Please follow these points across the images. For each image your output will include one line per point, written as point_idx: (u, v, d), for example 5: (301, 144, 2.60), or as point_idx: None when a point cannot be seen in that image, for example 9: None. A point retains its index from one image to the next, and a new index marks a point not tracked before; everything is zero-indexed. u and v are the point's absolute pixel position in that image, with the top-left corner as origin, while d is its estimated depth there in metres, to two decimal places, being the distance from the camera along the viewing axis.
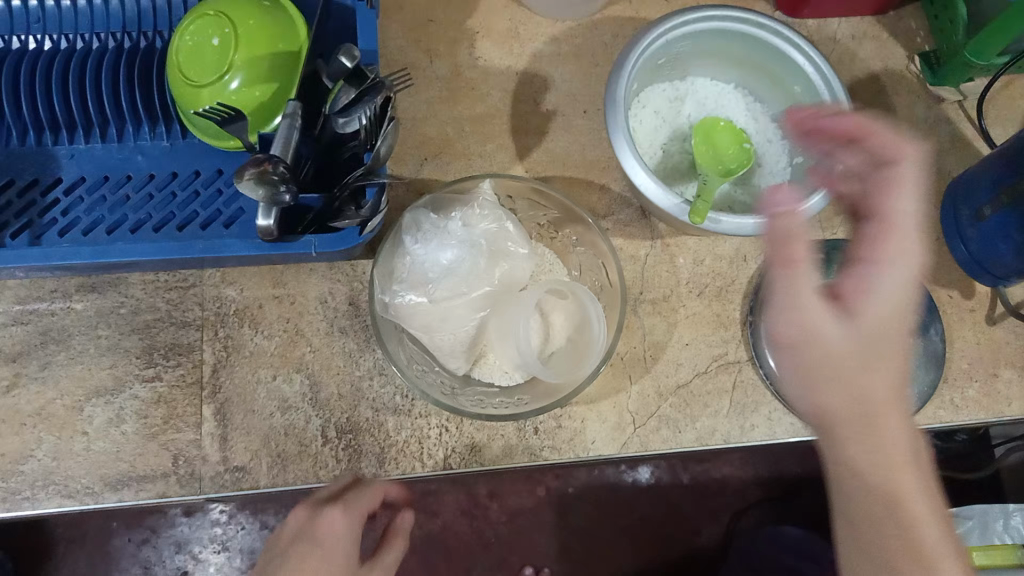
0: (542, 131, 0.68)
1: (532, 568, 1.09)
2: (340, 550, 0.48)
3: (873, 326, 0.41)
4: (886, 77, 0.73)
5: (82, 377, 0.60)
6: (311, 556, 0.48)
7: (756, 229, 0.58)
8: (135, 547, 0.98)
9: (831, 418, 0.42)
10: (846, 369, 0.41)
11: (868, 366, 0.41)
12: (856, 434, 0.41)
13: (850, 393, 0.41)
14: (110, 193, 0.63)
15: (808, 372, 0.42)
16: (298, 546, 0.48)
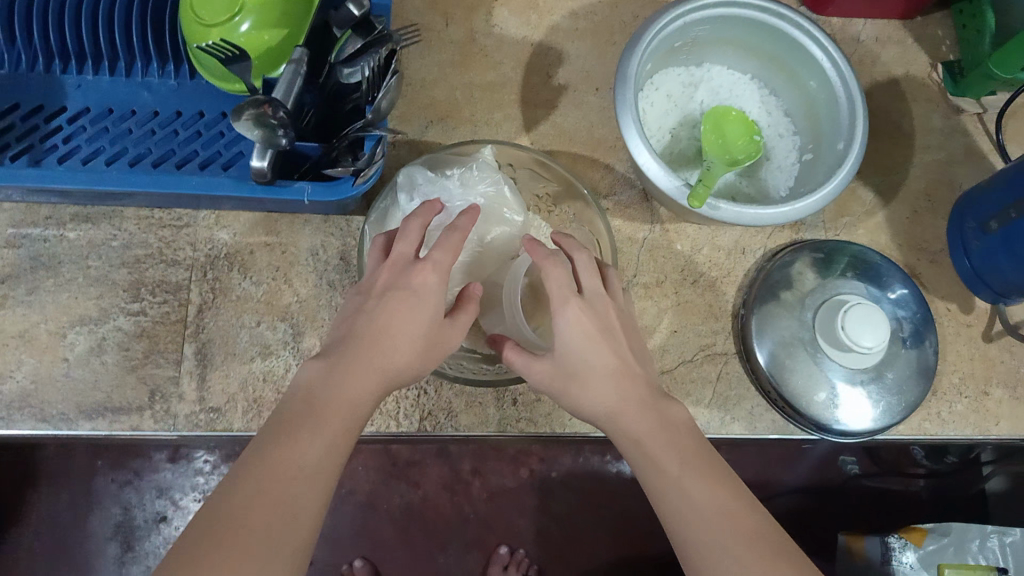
0: (552, 104, 0.68)
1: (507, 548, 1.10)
2: (432, 302, 0.47)
3: (569, 357, 0.48)
4: (907, 82, 0.72)
5: (68, 305, 0.60)
6: (404, 304, 0.46)
7: (755, 220, 0.57)
8: (115, 489, 0.90)
9: (630, 412, 0.47)
10: (606, 375, 0.48)
11: (568, 375, 0.48)
12: (654, 427, 0.47)
13: (627, 392, 0.48)
14: (113, 126, 0.62)
15: (570, 376, 0.48)
16: (392, 292, 0.47)
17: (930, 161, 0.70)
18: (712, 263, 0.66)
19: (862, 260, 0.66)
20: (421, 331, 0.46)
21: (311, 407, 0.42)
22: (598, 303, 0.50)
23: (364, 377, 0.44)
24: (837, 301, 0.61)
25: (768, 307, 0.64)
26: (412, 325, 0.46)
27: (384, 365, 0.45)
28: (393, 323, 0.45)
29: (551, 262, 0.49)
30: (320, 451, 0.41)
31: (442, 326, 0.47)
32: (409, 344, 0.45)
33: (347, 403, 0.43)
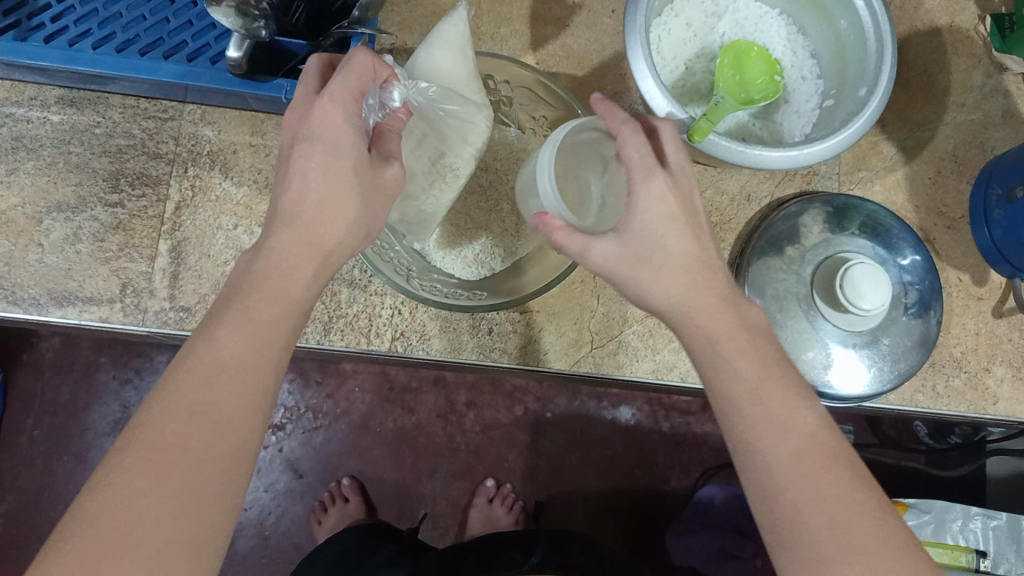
0: (563, 23, 0.64)
1: (494, 481, 1.06)
2: (345, 142, 0.42)
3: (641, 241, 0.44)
4: (951, 33, 0.66)
5: (46, 190, 0.59)
6: (316, 154, 0.42)
7: (757, 162, 0.54)
8: (118, 386, 1.01)
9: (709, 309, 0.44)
10: (683, 262, 0.45)
11: (638, 258, 0.44)
12: (723, 332, 0.44)
13: (704, 285, 0.45)
14: (103, 7, 0.59)
15: (645, 262, 0.44)
16: (298, 146, 0.42)
17: (963, 121, 0.65)
18: (713, 208, 0.63)
19: (873, 219, 0.62)
20: (344, 188, 0.42)
21: (238, 300, 0.39)
22: (683, 181, 0.46)
23: (292, 256, 0.41)
24: (839, 260, 0.58)
25: (766, 259, 0.61)
26: (341, 198, 0.42)
27: (313, 236, 0.41)
28: (320, 194, 0.41)
29: (629, 130, 0.45)
30: (243, 347, 0.38)
31: (374, 184, 0.43)
32: (339, 210, 0.42)
33: (276, 282, 0.40)
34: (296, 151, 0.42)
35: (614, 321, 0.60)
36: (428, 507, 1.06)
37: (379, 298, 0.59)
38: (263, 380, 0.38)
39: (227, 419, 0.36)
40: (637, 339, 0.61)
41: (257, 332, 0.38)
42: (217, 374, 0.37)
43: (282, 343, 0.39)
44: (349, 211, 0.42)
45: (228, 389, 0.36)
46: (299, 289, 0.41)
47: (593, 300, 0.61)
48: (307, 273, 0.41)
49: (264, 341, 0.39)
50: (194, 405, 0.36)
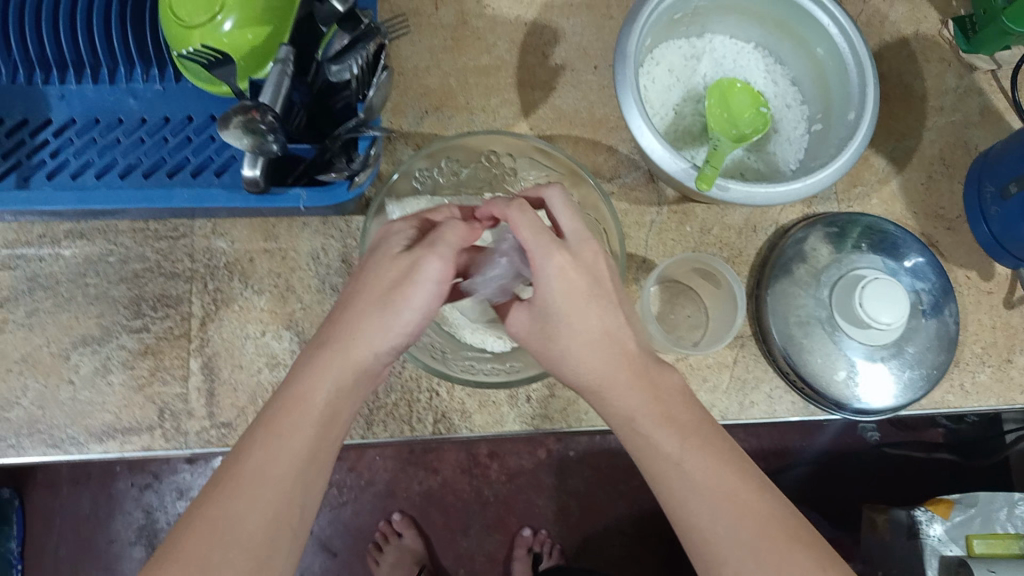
0: (550, 86, 0.65)
1: (530, 530, 1.05)
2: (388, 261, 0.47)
3: (551, 316, 0.46)
4: (918, 41, 0.69)
5: (69, 325, 0.59)
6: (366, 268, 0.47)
7: (766, 199, 0.55)
8: (137, 492, 0.98)
9: (613, 385, 0.45)
10: (590, 338, 0.45)
11: (542, 333, 0.47)
12: (635, 403, 0.45)
13: (617, 362, 0.45)
14: (101, 136, 0.59)
15: (550, 337, 0.46)
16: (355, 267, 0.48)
17: (944, 123, 0.68)
18: (723, 244, 0.64)
19: (878, 232, 0.64)
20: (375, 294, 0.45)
21: (268, 411, 0.43)
22: (587, 255, 0.46)
23: (318, 367, 0.44)
24: (853, 278, 0.60)
25: (783, 286, 0.63)
26: (365, 306, 0.45)
27: (339, 350, 0.44)
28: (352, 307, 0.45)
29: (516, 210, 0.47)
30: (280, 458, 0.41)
31: (397, 290, 0.45)
32: (368, 321, 0.45)
33: (301, 394, 0.43)
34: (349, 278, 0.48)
35: None
36: (466, 564, 1.06)
37: (415, 382, 0.60)
38: (287, 492, 0.41)
39: (247, 532, 0.39)
40: None
41: (280, 442, 0.42)
42: (236, 483, 0.40)
43: (302, 454, 0.42)
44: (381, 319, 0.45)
45: (247, 494, 0.40)
46: (324, 402, 0.43)
47: None
48: (329, 389, 0.44)
49: (285, 454, 0.41)
50: (217, 519, 0.39)
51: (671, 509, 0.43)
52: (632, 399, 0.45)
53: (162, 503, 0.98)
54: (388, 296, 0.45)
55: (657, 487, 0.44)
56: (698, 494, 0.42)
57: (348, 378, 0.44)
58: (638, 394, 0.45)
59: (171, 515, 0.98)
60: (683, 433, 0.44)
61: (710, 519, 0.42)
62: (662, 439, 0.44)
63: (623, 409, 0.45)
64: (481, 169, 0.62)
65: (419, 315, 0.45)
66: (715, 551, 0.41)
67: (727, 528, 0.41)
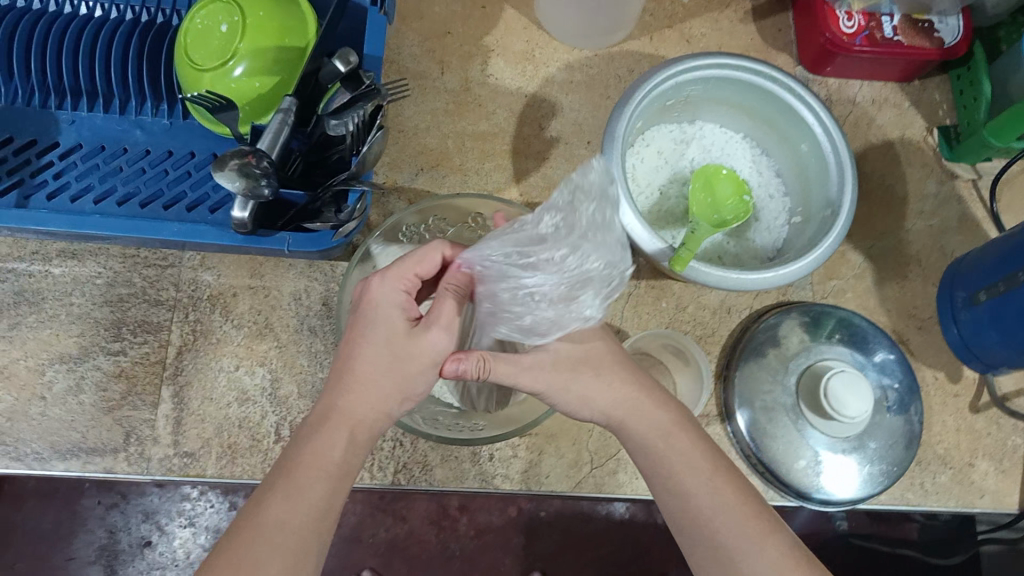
0: (543, 155, 0.68)
1: None
2: (383, 315, 0.46)
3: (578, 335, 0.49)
4: (901, 146, 0.71)
5: (49, 342, 0.60)
6: (365, 329, 0.46)
7: (737, 284, 0.56)
8: None
9: (637, 410, 0.49)
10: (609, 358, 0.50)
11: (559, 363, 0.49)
12: (657, 426, 0.49)
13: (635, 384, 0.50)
14: (104, 163, 0.61)
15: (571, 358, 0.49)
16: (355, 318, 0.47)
17: (922, 227, 0.70)
18: (696, 323, 0.66)
19: (850, 326, 0.65)
20: (378, 358, 0.45)
21: (284, 468, 0.43)
22: None
23: (333, 426, 0.44)
24: (821, 370, 0.61)
25: (751, 370, 0.64)
26: (377, 356, 0.46)
27: (345, 412, 0.45)
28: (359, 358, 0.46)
29: None
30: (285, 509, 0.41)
31: (408, 341, 0.46)
32: (375, 378, 0.45)
33: (314, 457, 0.43)
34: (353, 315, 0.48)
35: (611, 440, 0.62)
36: None
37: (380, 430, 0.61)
38: (304, 540, 0.41)
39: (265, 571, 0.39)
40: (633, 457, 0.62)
41: (304, 500, 0.42)
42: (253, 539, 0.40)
43: (319, 505, 0.42)
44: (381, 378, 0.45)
45: (270, 547, 0.40)
46: (336, 460, 0.44)
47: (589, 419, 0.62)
48: (342, 446, 0.44)
49: (304, 506, 0.41)
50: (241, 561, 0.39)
51: (694, 527, 0.46)
52: (654, 418, 0.49)
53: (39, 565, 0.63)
54: (399, 353, 0.46)
55: (687, 511, 0.47)
56: (723, 508, 0.46)
57: (358, 436, 0.45)
58: (659, 415, 0.49)
59: None
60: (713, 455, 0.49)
61: (739, 531, 0.45)
62: (692, 457, 0.48)
63: (642, 436, 0.49)
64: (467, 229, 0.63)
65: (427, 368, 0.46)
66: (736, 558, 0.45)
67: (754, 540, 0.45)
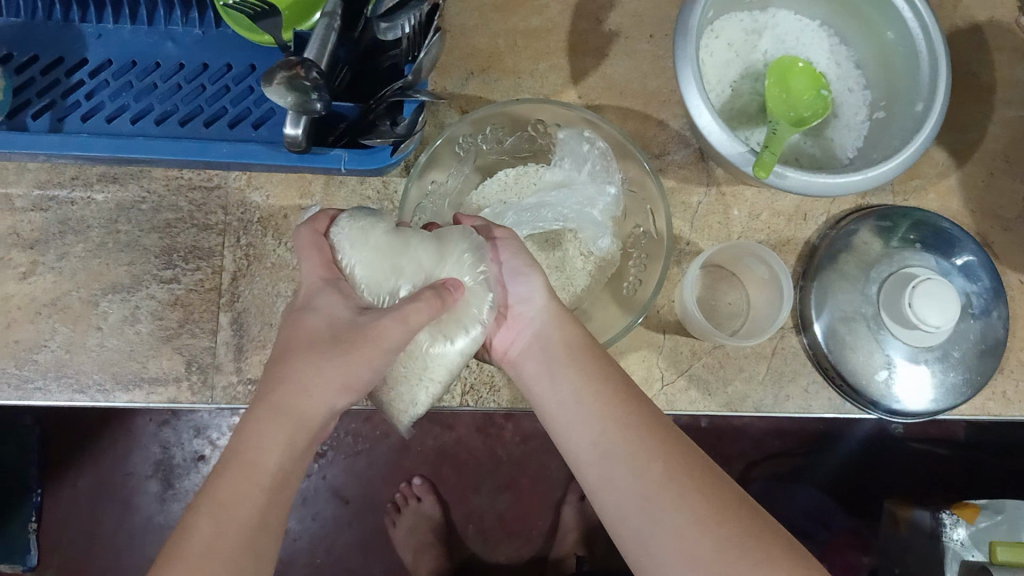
0: (601, 53, 0.63)
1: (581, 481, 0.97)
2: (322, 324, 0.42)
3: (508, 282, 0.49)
4: (990, 29, 0.65)
5: (99, 272, 0.58)
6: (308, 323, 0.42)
7: (826, 189, 0.52)
8: (155, 428, 0.92)
9: (568, 348, 0.48)
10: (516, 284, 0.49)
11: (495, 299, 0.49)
12: (584, 369, 0.47)
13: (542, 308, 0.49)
14: (138, 80, 0.58)
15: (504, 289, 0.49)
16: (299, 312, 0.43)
17: (1011, 119, 0.65)
18: (770, 230, 0.62)
19: (932, 228, 0.61)
20: (318, 349, 0.41)
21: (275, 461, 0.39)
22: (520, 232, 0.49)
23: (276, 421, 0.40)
24: (904, 277, 0.57)
25: (827, 278, 0.61)
26: (310, 362, 0.41)
27: (291, 406, 0.40)
28: (289, 364, 0.41)
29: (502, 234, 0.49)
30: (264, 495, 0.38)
31: (348, 341, 0.41)
32: (308, 380, 0.40)
33: (244, 456, 0.40)
34: (286, 325, 0.44)
35: (683, 355, 0.60)
36: (475, 522, 0.99)
37: None
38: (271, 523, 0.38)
39: None
40: (706, 373, 0.60)
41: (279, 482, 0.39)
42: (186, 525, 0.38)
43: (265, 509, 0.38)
44: (317, 370, 0.40)
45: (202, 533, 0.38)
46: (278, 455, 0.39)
47: (660, 334, 0.60)
48: (278, 449, 0.40)
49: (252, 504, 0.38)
50: None
51: (606, 458, 0.43)
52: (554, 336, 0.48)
53: (179, 440, 0.91)
54: (341, 350, 0.40)
55: (574, 425, 0.45)
56: (641, 441, 0.43)
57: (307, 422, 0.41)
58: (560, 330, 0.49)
59: (189, 454, 0.91)
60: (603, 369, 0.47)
61: (657, 465, 0.41)
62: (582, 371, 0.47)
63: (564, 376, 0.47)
64: (527, 140, 0.60)
65: (376, 362, 0.41)
66: (647, 490, 0.41)
67: (670, 471, 0.41)
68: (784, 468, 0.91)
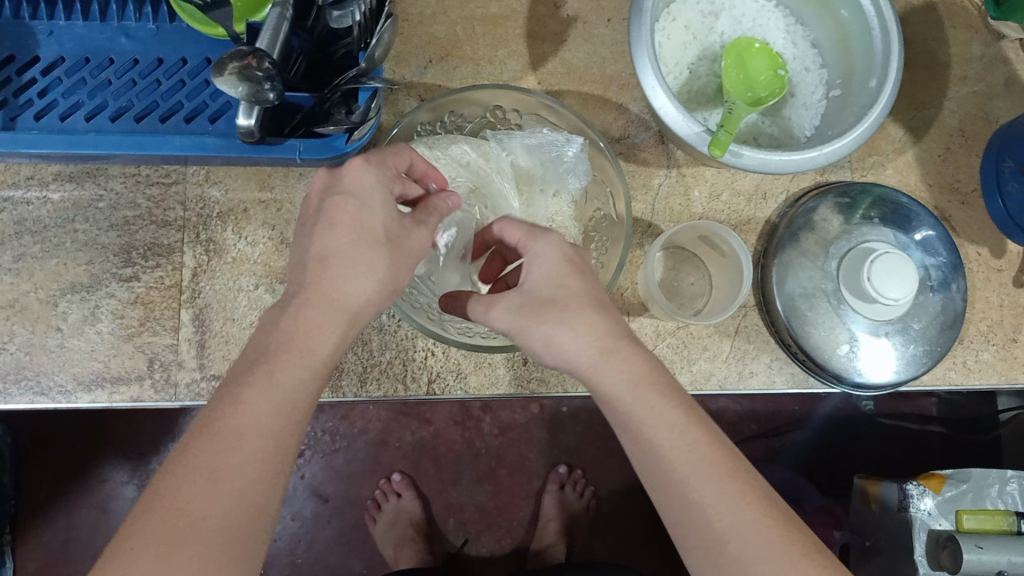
0: (560, 38, 0.63)
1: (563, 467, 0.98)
2: (374, 210, 0.42)
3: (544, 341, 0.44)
4: (944, 6, 0.66)
5: (58, 272, 0.57)
6: (346, 211, 0.42)
7: (780, 168, 0.52)
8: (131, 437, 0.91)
9: (609, 357, 0.43)
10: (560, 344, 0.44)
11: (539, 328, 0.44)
12: (627, 378, 0.42)
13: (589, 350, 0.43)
14: (92, 76, 0.57)
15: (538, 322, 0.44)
16: (332, 198, 0.42)
17: (966, 94, 0.66)
18: (731, 211, 0.63)
19: (890, 204, 0.62)
20: (365, 241, 0.41)
21: None
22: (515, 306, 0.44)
23: (318, 316, 0.40)
24: (864, 251, 0.58)
25: (790, 256, 0.61)
26: (362, 258, 0.41)
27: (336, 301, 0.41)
28: (338, 252, 0.41)
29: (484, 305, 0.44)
30: None
31: (398, 246, 0.43)
32: (357, 267, 0.41)
33: (298, 342, 0.40)
34: (323, 207, 0.43)
35: (648, 337, 0.60)
36: (455, 515, 0.98)
37: (411, 341, 0.59)
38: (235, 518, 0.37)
39: None
40: (671, 353, 0.61)
41: None
42: (240, 436, 0.36)
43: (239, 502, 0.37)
44: (366, 265, 0.41)
45: (248, 454, 0.36)
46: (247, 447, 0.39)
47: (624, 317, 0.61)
48: (325, 338, 0.40)
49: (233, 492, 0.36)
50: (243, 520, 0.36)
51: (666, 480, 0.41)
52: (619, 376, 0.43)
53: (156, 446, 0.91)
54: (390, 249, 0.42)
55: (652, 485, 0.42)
56: (698, 463, 0.40)
57: None
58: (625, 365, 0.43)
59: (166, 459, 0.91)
60: (678, 411, 0.42)
61: (717, 493, 0.40)
62: (654, 423, 0.41)
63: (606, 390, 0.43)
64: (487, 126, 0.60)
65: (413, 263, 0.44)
66: (705, 517, 0.39)
67: (733, 502, 0.39)
68: (759, 449, 0.92)
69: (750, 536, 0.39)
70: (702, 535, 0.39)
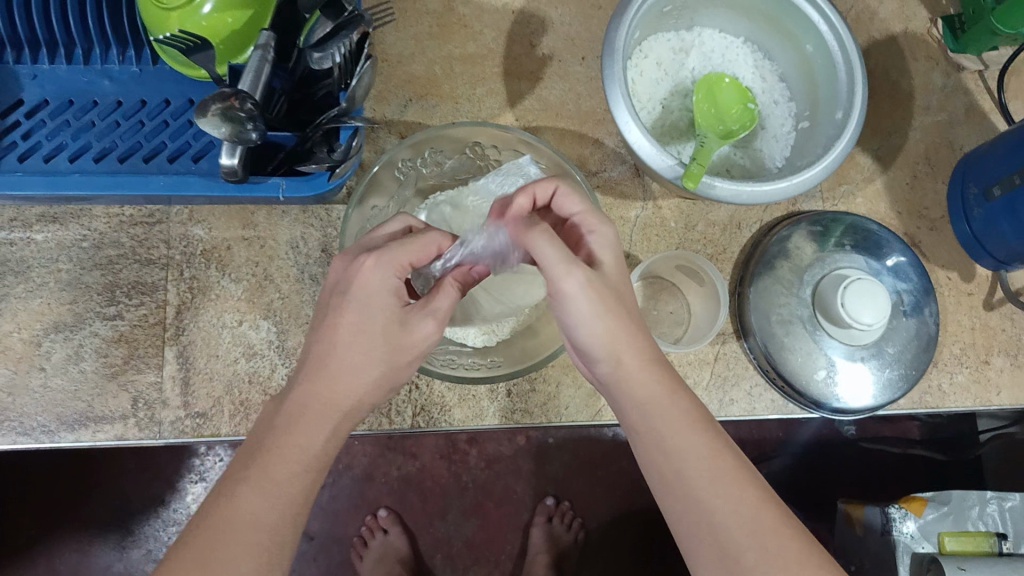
0: (536, 76, 0.65)
1: (550, 499, 0.98)
2: (376, 304, 0.43)
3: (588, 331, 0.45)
4: (905, 39, 0.68)
5: (41, 312, 0.58)
6: (351, 310, 0.43)
7: (753, 198, 0.54)
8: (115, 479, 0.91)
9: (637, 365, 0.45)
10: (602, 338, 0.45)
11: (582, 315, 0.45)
12: (654, 384, 0.45)
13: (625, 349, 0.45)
14: (75, 119, 0.58)
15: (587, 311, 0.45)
16: (340, 293, 0.44)
17: (929, 124, 0.68)
18: (708, 240, 0.64)
19: (862, 232, 0.64)
20: (366, 346, 0.43)
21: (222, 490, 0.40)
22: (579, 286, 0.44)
23: (314, 416, 0.42)
24: (837, 278, 0.59)
25: (766, 283, 0.63)
26: (363, 354, 0.43)
27: (328, 397, 0.43)
28: (340, 347, 0.43)
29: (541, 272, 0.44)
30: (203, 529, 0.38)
31: (396, 348, 0.44)
32: (358, 366, 0.43)
33: (289, 442, 0.41)
34: (331, 304, 0.44)
35: None
36: (442, 550, 0.98)
37: None
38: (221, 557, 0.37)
39: None
40: None
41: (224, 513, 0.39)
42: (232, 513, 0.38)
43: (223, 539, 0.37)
44: (366, 361, 0.43)
45: None
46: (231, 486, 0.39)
47: None
48: (323, 434, 0.42)
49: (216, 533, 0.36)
50: None
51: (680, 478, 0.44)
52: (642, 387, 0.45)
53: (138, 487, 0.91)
54: (389, 355, 0.43)
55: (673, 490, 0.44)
56: (711, 462, 0.43)
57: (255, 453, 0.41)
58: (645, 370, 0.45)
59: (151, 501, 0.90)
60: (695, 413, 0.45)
61: (731, 498, 0.42)
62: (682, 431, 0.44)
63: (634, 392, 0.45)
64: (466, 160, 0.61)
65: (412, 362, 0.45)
66: (718, 518, 0.42)
67: (735, 502, 0.42)
68: None
69: (761, 537, 0.41)
70: (713, 536, 0.42)
